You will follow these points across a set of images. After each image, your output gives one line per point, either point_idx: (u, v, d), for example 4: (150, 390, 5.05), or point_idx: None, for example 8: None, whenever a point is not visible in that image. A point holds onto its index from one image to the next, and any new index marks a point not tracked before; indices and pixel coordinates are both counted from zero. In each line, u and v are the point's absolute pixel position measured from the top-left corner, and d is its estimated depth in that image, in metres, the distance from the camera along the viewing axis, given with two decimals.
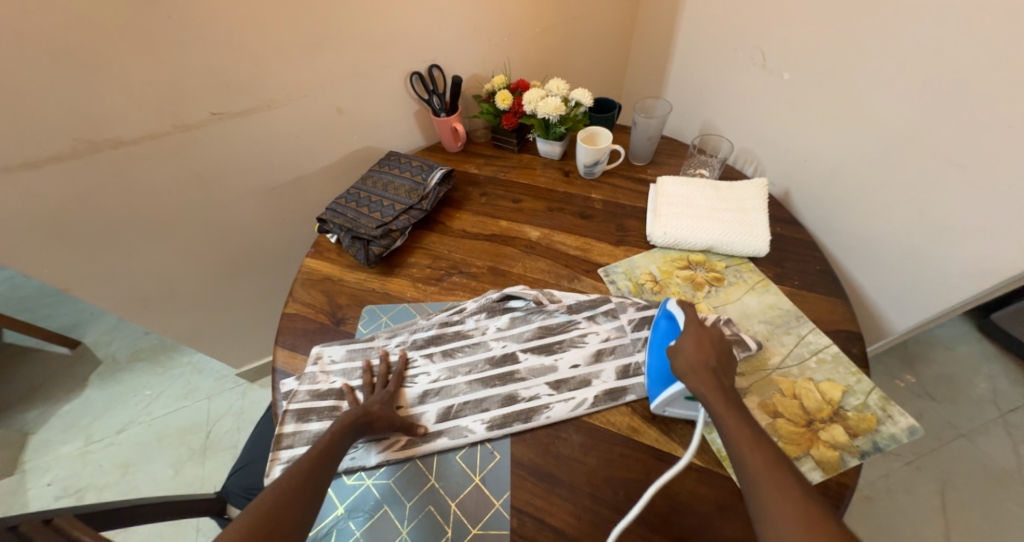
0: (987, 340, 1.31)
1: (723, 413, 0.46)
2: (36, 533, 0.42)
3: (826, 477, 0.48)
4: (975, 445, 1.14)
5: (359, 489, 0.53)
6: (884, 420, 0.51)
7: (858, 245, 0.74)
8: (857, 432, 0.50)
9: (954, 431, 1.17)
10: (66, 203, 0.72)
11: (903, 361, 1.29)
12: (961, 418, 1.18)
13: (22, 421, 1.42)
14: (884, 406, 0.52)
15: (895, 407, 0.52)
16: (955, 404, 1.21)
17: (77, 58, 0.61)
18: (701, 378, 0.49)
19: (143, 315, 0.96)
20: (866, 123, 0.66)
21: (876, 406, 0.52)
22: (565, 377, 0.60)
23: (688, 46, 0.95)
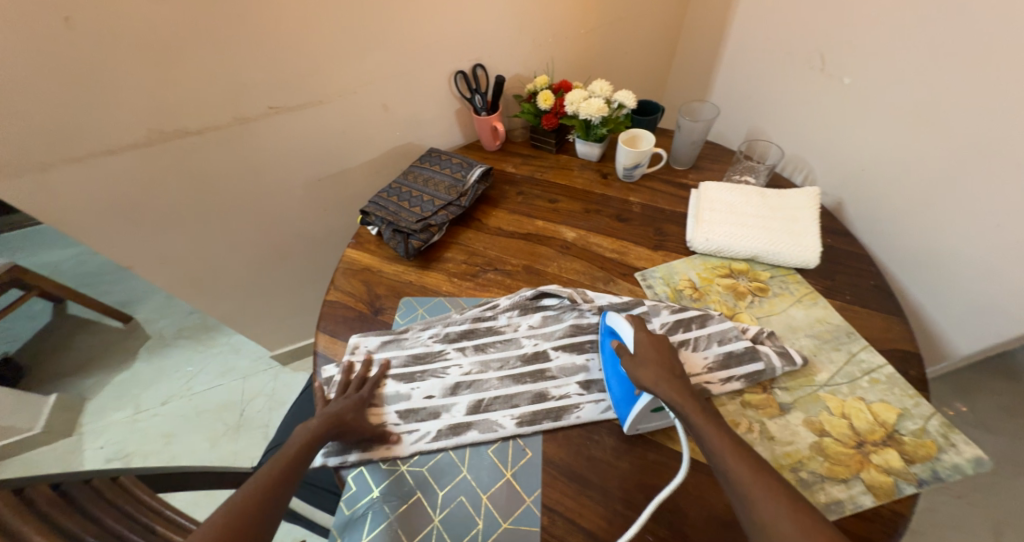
0: None
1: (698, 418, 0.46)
2: (75, 491, 0.51)
3: (881, 503, 0.45)
4: None
5: (393, 474, 0.54)
6: (946, 448, 0.48)
7: (917, 262, 0.70)
8: (915, 459, 0.47)
9: (1012, 466, 1.08)
10: (135, 187, 0.77)
11: None
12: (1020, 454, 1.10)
13: (79, 387, 1.53)
14: (946, 433, 0.49)
15: (959, 435, 0.49)
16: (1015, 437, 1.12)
17: (155, 54, 0.65)
18: (669, 386, 0.49)
19: (193, 295, 1.02)
20: (934, 134, 0.62)
21: (936, 433, 0.49)
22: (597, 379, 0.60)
23: (739, 48, 0.92)
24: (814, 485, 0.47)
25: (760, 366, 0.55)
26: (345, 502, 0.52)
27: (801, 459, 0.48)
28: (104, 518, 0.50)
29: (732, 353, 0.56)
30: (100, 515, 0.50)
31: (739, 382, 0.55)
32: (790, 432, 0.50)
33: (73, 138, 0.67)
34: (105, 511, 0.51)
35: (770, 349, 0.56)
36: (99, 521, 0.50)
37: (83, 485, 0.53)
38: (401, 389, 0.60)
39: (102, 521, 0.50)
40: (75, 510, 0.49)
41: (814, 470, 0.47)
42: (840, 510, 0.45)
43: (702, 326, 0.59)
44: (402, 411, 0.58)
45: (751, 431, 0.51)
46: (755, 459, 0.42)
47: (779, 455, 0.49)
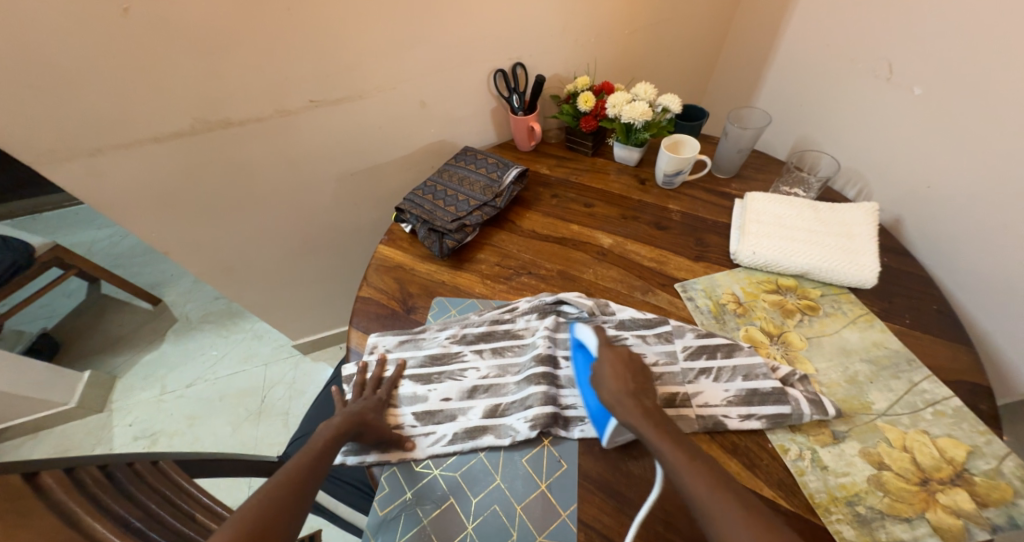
0: None
1: (660, 442, 0.44)
2: (120, 474, 0.50)
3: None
4: None
5: (426, 478, 0.53)
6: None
7: (984, 287, 0.66)
8: (988, 501, 0.44)
9: None
10: (178, 175, 0.78)
11: None
12: None
13: (110, 365, 1.57)
14: (1023, 476, 0.46)
15: None
16: None
17: (205, 45, 0.66)
18: (628, 407, 0.47)
19: (225, 281, 1.03)
20: (1012, 152, 0.58)
21: (1012, 475, 0.46)
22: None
23: (793, 52, 0.88)
24: (873, 522, 0.45)
25: (785, 409, 0.52)
26: (379, 502, 0.52)
27: (857, 492, 0.47)
28: (149, 503, 0.50)
29: (756, 391, 0.54)
30: (145, 501, 0.50)
31: (760, 421, 0.52)
32: (846, 463, 0.49)
33: (122, 125, 0.68)
34: (150, 497, 0.51)
35: (801, 394, 0.53)
36: (144, 507, 0.49)
37: (128, 469, 0.51)
38: (420, 391, 0.59)
39: (147, 507, 0.50)
40: (123, 495, 0.48)
41: (873, 506, 0.46)
42: None
43: (727, 355, 0.57)
44: (423, 412, 0.57)
45: (802, 459, 0.50)
46: (721, 485, 0.40)
47: (833, 486, 0.47)
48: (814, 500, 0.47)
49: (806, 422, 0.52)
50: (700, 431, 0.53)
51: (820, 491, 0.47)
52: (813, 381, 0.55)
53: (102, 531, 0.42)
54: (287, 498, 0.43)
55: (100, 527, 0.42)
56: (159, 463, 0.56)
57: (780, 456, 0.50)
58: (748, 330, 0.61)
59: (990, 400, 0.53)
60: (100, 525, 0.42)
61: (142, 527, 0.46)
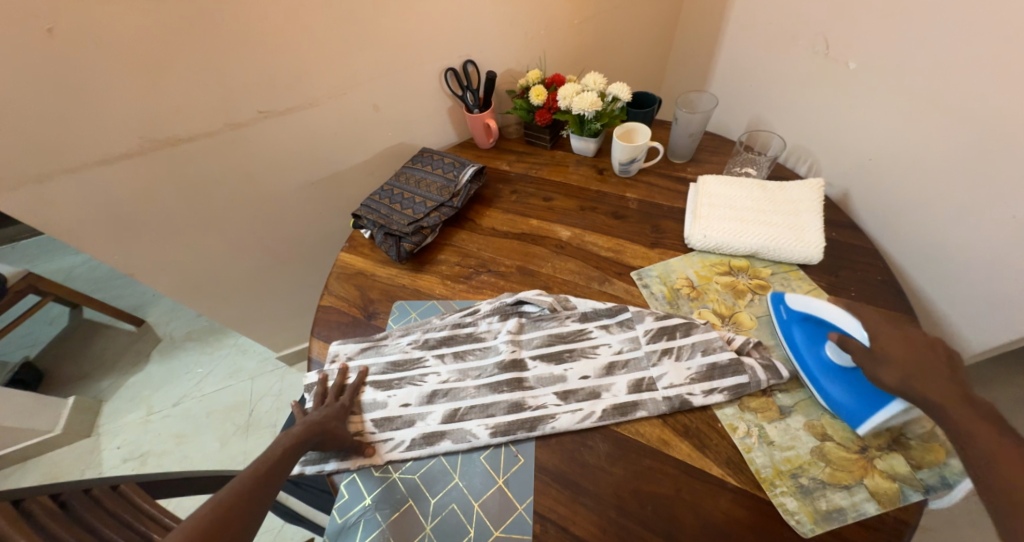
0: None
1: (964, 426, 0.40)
2: (73, 502, 0.51)
3: (883, 510, 0.45)
4: None
5: (385, 482, 0.54)
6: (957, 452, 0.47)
7: (929, 254, 0.67)
8: (921, 465, 0.47)
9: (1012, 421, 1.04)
10: (132, 197, 0.77)
11: None
12: None
13: (94, 390, 1.56)
14: None
15: None
16: None
17: (141, 61, 0.65)
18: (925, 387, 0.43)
19: (196, 299, 1.02)
20: (947, 118, 0.59)
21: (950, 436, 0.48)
22: (576, 388, 0.58)
23: (738, 33, 0.89)
24: (815, 492, 0.47)
25: (742, 380, 0.54)
26: (338, 509, 0.52)
27: (801, 464, 0.49)
28: (102, 527, 0.50)
29: (715, 365, 0.56)
30: (98, 526, 0.50)
31: (722, 394, 0.54)
32: (791, 437, 0.51)
33: (66, 149, 0.67)
34: (104, 521, 0.51)
35: (756, 361, 0.55)
36: (98, 531, 0.50)
37: (84, 496, 0.53)
38: (378, 397, 0.59)
39: (100, 531, 0.50)
40: (76, 522, 0.49)
41: (815, 476, 0.48)
42: (841, 518, 0.45)
43: (685, 335, 0.59)
44: (381, 418, 0.58)
45: (750, 436, 0.52)
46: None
47: (778, 461, 0.50)
48: (760, 475, 0.49)
49: (764, 389, 0.55)
50: (668, 411, 0.55)
51: (766, 466, 0.49)
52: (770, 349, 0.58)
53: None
54: (237, 513, 0.42)
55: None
56: (119, 487, 0.58)
57: (729, 435, 0.52)
58: (700, 313, 0.62)
59: None
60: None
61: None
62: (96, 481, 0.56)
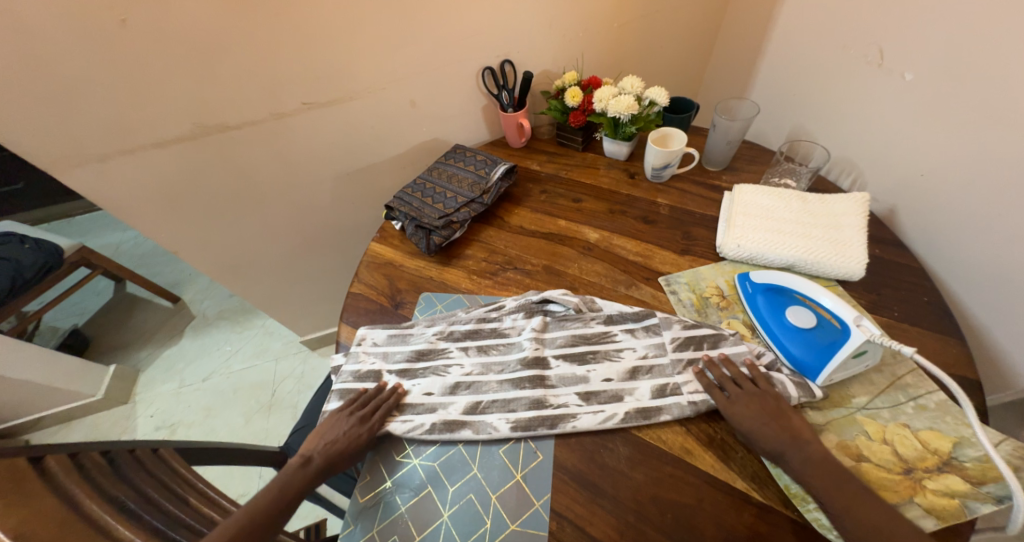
0: None
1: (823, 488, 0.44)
2: (120, 460, 0.54)
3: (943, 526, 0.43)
4: None
5: (406, 467, 0.55)
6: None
7: (979, 278, 0.64)
8: (982, 481, 0.44)
9: None
10: (181, 178, 0.81)
11: None
12: None
13: (133, 360, 1.65)
14: (1023, 455, 0.45)
15: None
16: None
17: (201, 52, 0.68)
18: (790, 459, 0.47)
19: (232, 279, 1.07)
20: (1007, 136, 0.56)
21: (1011, 456, 0.45)
22: (598, 390, 0.57)
23: (783, 40, 0.86)
24: None
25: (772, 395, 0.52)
26: (360, 490, 0.53)
27: None
28: (144, 486, 0.53)
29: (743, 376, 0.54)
30: (141, 484, 0.53)
31: None
32: None
33: (128, 131, 0.71)
34: (146, 480, 0.54)
35: (787, 378, 0.53)
36: (139, 489, 0.53)
37: (129, 455, 0.56)
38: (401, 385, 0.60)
39: (142, 489, 0.53)
40: (122, 479, 0.52)
41: None
42: None
43: (713, 346, 0.58)
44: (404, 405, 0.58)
45: None
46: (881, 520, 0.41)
47: None
48: (790, 491, 0.47)
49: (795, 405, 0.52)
50: (693, 416, 0.54)
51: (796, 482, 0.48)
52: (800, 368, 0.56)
53: (94, 509, 0.45)
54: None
55: (92, 506, 0.45)
56: (159, 450, 0.61)
57: (755, 450, 0.51)
58: (729, 323, 0.61)
59: (974, 393, 0.51)
60: (92, 503, 0.46)
61: (135, 507, 0.49)
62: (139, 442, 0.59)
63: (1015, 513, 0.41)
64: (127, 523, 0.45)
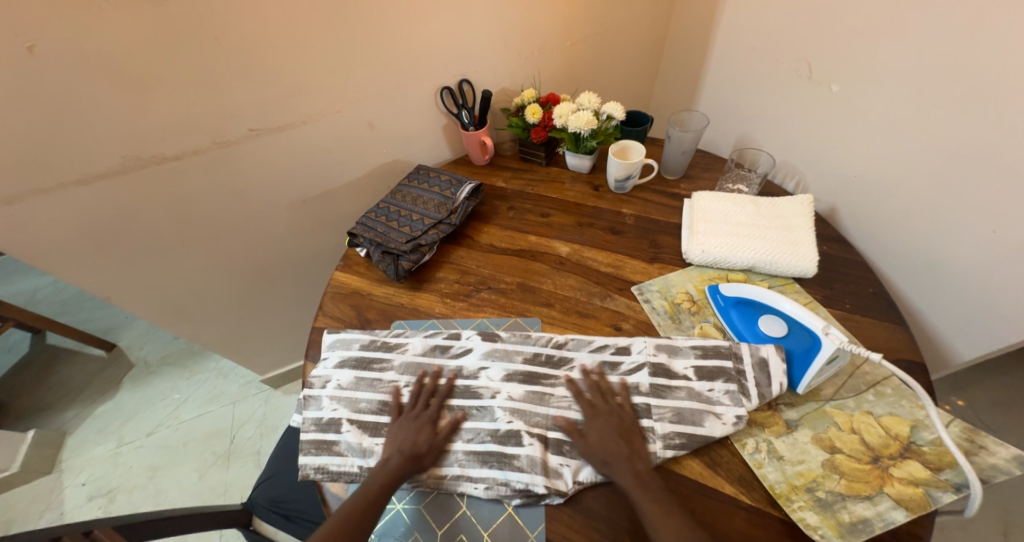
0: None
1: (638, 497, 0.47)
2: None
3: (913, 516, 0.43)
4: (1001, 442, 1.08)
5: (388, 514, 0.51)
6: (976, 452, 0.47)
7: (913, 267, 0.70)
8: (940, 467, 0.46)
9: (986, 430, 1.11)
10: (111, 216, 0.74)
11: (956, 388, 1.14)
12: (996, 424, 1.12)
13: (60, 421, 1.47)
14: (971, 437, 0.48)
15: (987, 437, 0.47)
16: (994, 407, 1.12)
17: (128, 78, 0.63)
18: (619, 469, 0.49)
19: (177, 322, 0.98)
20: (925, 139, 0.62)
21: (961, 440, 0.48)
22: (580, 379, 0.58)
23: (722, 56, 0.92)
24: (835, 504, 0.45)
25: (727, 363, 0.56)
26: None
27: (815, 478, 0.47)
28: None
29: (710, 346, 0.58)
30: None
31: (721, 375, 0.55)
32: (800, 451, 0.50)
33: (45, 169, 0.64)
34: None
35: (749, 364, 0.55)
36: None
37: None
38: (359, 463, 0.54)
39: None
40: None
41: (832, 489, 0.46)
42: (868, 529, 0.43)
43: (705, 357, 0.57)
44: (364, 467, 0.54)
45: (759, 451, 0.51)
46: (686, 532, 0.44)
47: (791, 475, 0.48)
48: (775, 491, 0.47)
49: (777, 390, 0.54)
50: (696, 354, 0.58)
51: (779, 482, 0.48)
52: None
53: None
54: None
55: None
56: (92, 533, 0.53)
57: (739, 452, 0.51)
58: (702, 328, 0.63)
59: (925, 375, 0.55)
60: None
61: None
62: (66, 527, 0.51)
63: (972, 501, 0.43)
64: None
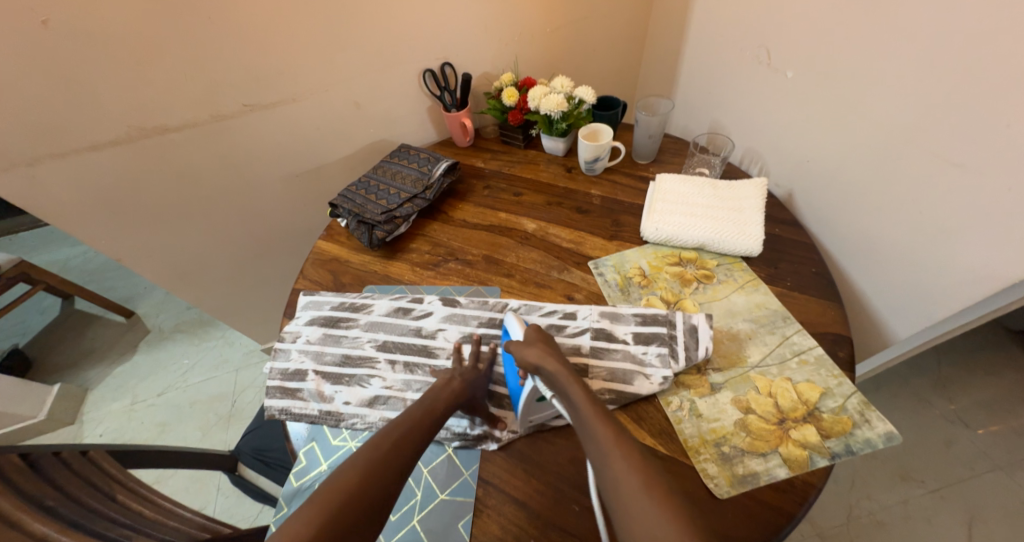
0: (999, 372, 1.22)
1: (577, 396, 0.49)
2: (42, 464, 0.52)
3: (796, 473, 0.48)
4: (959, 444, 1.12)
5: (341, 449, 0.57)
6: (861, 424, 0.50)
7: (860, 253, 0.72)
8: (830, 434, 0.50)
9: (943, 430, 1.15)
10: (118, 181, 0.80)
11: (915, 396, 1.21)
12: (960, 424, 1.16)
13: (80, 379, 1.58)
14: (863, 410, 0.52)
15: (875, 412, 0.51)
16: (956, 408, 1.18)
17: (131, 53, 0.69)
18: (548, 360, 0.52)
19: (182, 287, 1.05)
20: (870, 124, 0.64)
21: (854, 410, 0.52)
22: None
23: (695, 46, 0.95)
24: (734, 458, 0.49)
25: (662, 329, 0.59)
26: (295, 474, 0.56)
27: (724, 435, 0.51)
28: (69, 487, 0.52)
29: (650, 315, 0.61)
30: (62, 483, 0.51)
31: (656, 340, 0.59)
32: (718, 410, 0.53)
33: (58, 134, 0.71)
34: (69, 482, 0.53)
35: (681, 333, 0.59)
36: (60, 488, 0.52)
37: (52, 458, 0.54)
38: (318, 407, 0.60)
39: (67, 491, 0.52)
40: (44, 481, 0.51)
41: (736, 445, 0.50)
42: (755, 481, 0.48)
43: (644, 323, 0.61)
44: (323, 411, 0.59)
45: (681, 409, 0.54)
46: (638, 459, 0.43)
47: (704, 431, 0.52)
48: (687, 443, 0.51)
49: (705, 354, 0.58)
50: (638, 323, 0.61)
51: (693, 436, 0.52)
52: (718, 329, 0.61)
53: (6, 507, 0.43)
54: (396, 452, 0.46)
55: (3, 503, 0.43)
56: (87, 453, 0.59)
57: (663, 409, 0.55)
58: (648, 299, 0.66)
59: (849, 347, 0.59)
60: (6, 503, 0.43)
61: (54, 504, 0.48)
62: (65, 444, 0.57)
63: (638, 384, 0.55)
64: (40, 518, 0.44)
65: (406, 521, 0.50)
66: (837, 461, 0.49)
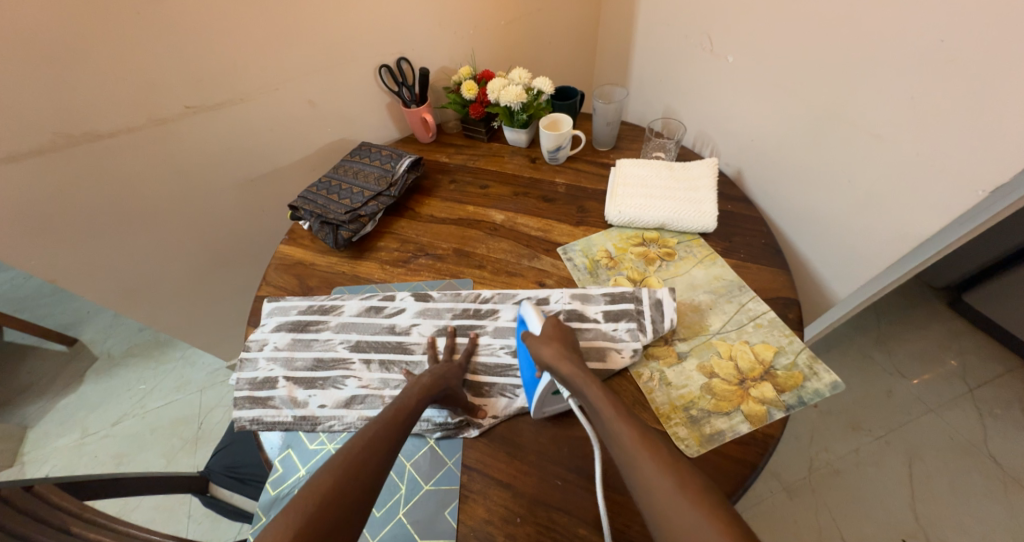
0: (930, 325, 1.35)
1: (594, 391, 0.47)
2: None
3: (756, 427, 0.52)
4: (900, 393, 1.24)
5: (320, 453, 0.56)
6: (811, 377, 0.55)
7: (804, 223, 0.78)
8: (784, 388, 0.55)
9: (886, 382, 1.26)
10: (48, 195, 0.75)
11: (861, 354, 1.32)
12: (900, 375, 1.27)
13: (21, 415, 1.46)
14: (812, 364, 0.56)
15: (822, 365, 0.56)
16: (895, 361, 1.29)
17: (52, 52, 0.64)
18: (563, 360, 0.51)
19: (132, 307, 0.99)
20: (803, 103, 0.69)
21: (804, 365, 0.56)
22: (503, 329, 0.65)
23: (644, 35, 0.99)
24: (702, 420, 0.53)
25: (629, 306, 0.62)
26: (272, 483, 0.55)
27: (692, 399, 0.55)
28: (18, 527, 0.48)
29: (618, 294, 0.64)
30: (9, 523, 0.47)
31: (624, 317, 0.61)
32: (685, 377, 0.57)
33: None
34: (16, 521, 0.48)
35: (646, 307, 0.61)
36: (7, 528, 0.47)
37: None
38: (293, 413, 0.59)
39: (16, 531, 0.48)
40: None
41: (703, 407, 0.54)
42: (721, 438, 0.51)
43: (612, 302, 0.63)
44: (297, 416, 0.59)
45: (652, 380, 0.57)
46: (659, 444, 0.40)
47: (674, 397, 0.55)
48: (659, 411, 0.54)
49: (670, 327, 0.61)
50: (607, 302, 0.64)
51: (664, 403, 0.55)
52: (681, 302, 0.65)
53: None
54: (373, 452, 0.44)
55: None
56: (34, 488, 0.55)
57: (635, 381, 0.58)
58: (616, 280, 0.69)
59: (797, 309, 0.64)
60: None
61: None
62: (7, 482, 0.52)
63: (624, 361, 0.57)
64: None
65: (392, 515, 0.51)
66: (791, 412, 0.54)
